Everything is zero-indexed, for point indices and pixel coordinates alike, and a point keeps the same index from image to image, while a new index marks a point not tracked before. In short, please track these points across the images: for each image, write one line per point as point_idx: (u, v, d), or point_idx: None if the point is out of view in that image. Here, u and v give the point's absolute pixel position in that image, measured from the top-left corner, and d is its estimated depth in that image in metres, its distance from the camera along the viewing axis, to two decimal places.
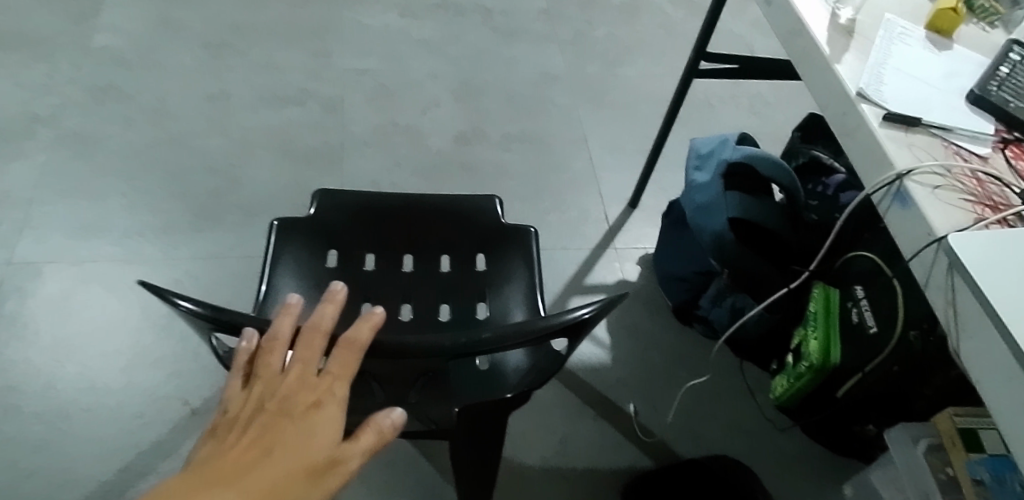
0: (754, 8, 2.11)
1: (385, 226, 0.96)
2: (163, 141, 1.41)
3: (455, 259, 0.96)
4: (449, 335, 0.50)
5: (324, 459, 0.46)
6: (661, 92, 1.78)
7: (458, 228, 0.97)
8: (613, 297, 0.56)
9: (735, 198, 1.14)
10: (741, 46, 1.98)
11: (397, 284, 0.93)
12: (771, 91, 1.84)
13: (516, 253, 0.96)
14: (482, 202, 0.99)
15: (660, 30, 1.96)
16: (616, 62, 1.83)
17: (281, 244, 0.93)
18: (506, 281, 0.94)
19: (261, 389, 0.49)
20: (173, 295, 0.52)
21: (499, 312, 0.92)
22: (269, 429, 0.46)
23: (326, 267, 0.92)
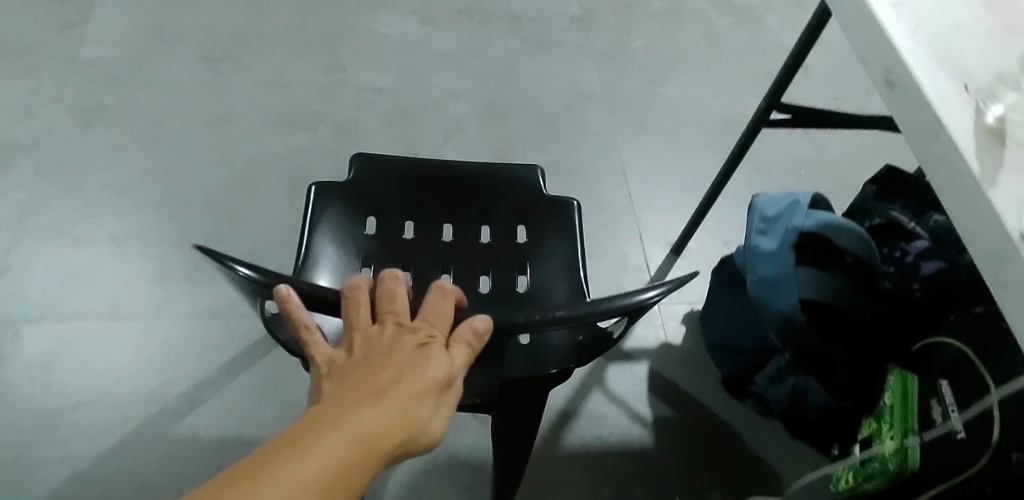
0: (805, 16, 1.93)
1: (425, 193, 0.94)
2: (159, 174, 1.27)
3: (495, 228, 0.93)
4: (518, 317, 0.50)
5: (440, 383, 0.48)
6: (706, 115, 1.62)
7: (498, 198, 0.95)
8: (683, 277, 0.53)
9: (807, 273, 1.00)
10: (793, 61, 1.80)
11: (435, 252, 0.91)
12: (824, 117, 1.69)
13: (557, 225, 0.94)
14: (522, 172, 0.97)
15: (704, 41, 1.78)
16: (656, 78, 1.66)
17: (319, 206, 0.91)
18: (548, 254, 0.92)
19: (359, 338, 0.50)
20: (226, 259, 0.50)
21: (540, 284, 0.89)
22: (385, 364, 0.47)
23: (364, 232, 0.91)
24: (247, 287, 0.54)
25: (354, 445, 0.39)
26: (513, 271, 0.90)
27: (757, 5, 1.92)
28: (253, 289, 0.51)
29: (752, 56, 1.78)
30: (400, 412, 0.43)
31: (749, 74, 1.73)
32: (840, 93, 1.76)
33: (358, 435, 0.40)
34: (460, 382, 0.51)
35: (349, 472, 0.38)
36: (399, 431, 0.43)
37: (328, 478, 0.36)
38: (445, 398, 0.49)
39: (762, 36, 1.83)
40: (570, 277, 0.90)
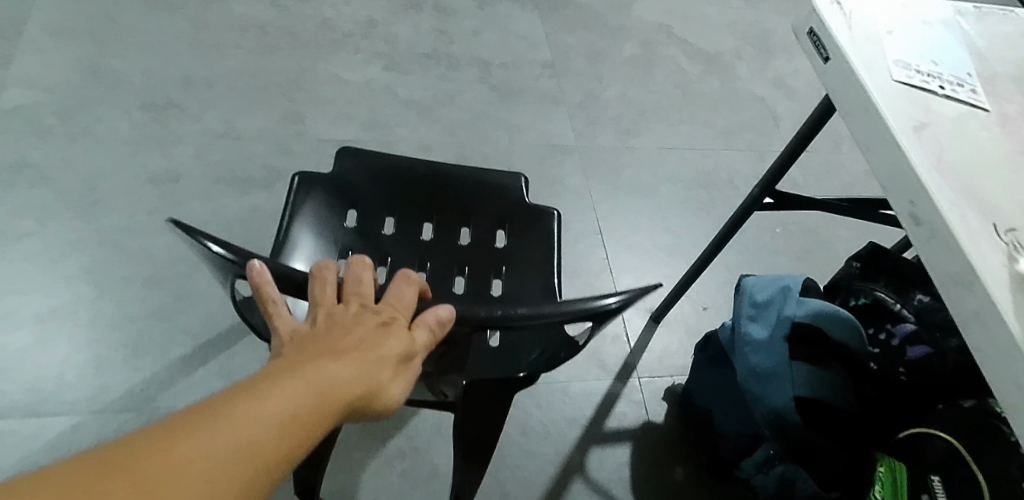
0: (773, 65, 1.93)
1: (409, 191, 0.98)
2: (92, 238, 1.14)
3: (475, 231, 0.97)
4: (483, 308, 0.52)
5: (400, 359, 0.47)
6: (679, 170, 1.59)
7: (481, 204, 0.99)
8: (646, 287, 0.54)
9: (802, 370, 0.97)
10: (764, 111, 1.79)
11: (414, 250, 0.94)
12: (796, 172, 1.68)
13: (536, 235, 0.98)
14: (506, 180, 1.01)
15: (676, 90, 1.75)
16: (630, 130, 1.62)
17: (305, 194, 0.95)
18: (525, 261, 0.95)
19: (322, 314, 0.49)
20: (198, 234, 0.51)
21: (513, 288, 0.92)
22: (343, 336, 0.46)
23: (346, 225, 0.94)
24: (220, 264, 0.56)
25: (305, 402, 0.38)
26: (488, 274, 0.93)
27: (728, 54, 1.90)
28: (224, 266, 0.53)
29: (724, 108, 1.76)
30: (358, 377, 0.43)
31: (721, 127, 1.71)
32: (810, 147, 1.75)
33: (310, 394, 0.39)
34: (419, 364, 0.50)
35: (296, 426, 0.36)
36: (354, 395, 0.42)
37: (273, 429, 0.35)
38: (404, 373, 0.48)
39: (733, 87, 1.82)
40: (544, 283, 0.93)
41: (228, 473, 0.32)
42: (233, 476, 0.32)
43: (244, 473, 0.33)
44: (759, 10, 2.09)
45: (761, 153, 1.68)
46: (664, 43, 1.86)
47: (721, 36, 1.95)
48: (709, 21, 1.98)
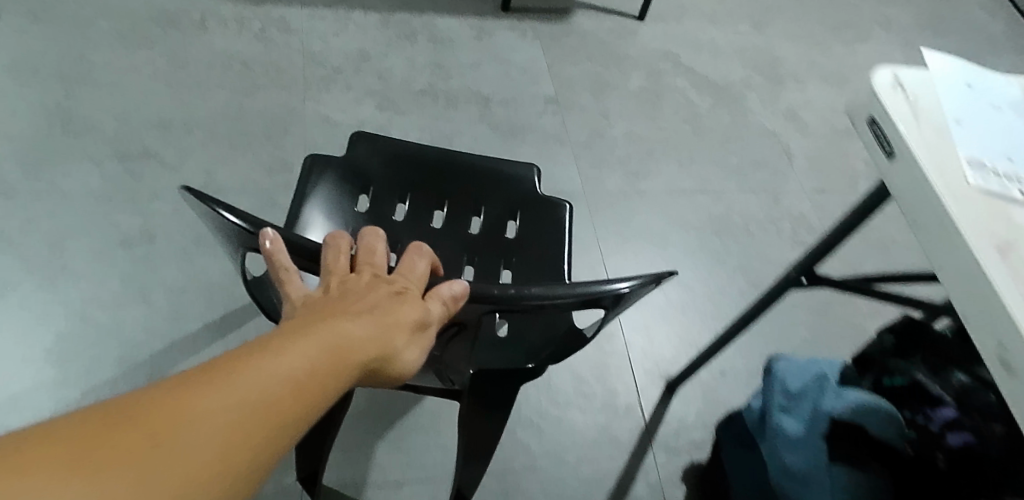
0: (785, 95, 1.84)
1: (422, 178, 1.01)
2: (56, 311, 1.03)
3: (486, 221, 0.99)
4: (499, 285, 0.56)
5: (414, 326, 0.52)
6: (691, 216, 1.50)
7: (493, 192, 1.00)
8: (661, 274, 0.60)
9: (842, 473, 0.88)
10: (777, 146, 1.70)
11: (423, 237, 0.97)
12: (813, 214, 1.59)
13: (545, 226, 0.99)
14: (520, 171, 1.03)
15: (685, 125, 1.66)
16: (638, 173, 1.53)
17: (318, 174, 0.98)
18: (535, 253, 0.96)
19: (335, 280, 0.54)
20: (218, 207, 0.58)
21: (521, 277, 0.94)
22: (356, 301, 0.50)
23: (355, 209, 0.97)
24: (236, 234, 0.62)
25: (325, 353, 0.42)
26: (496, 264, 0.95)
27: (738, 85, 1.81)
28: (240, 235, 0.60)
29: (736, 145, 1.67)
30: (375, 340, 0.47)
31: (734, 166, 1.62)
32: (826, 186, 1.67)
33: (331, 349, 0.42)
34: (430, 332, 0.55)
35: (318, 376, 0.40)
36: (370, 356, 0.46)
37: (298, 375, 0.39)
38: (417, 339, 0.53)
39: (745, 121, 1.73)
40: (550, 276, 0.94)
41: (258, 410, 0.36)
42: (263, 410, 0.36)
43: (272, 410, 0.36)
44: (769, 35, 2.00)
45: (775, 194, 1.60)
46: (672, 74, 1.76)
47: (731, 65, 1.85)
48: (718, 48, 1.89)
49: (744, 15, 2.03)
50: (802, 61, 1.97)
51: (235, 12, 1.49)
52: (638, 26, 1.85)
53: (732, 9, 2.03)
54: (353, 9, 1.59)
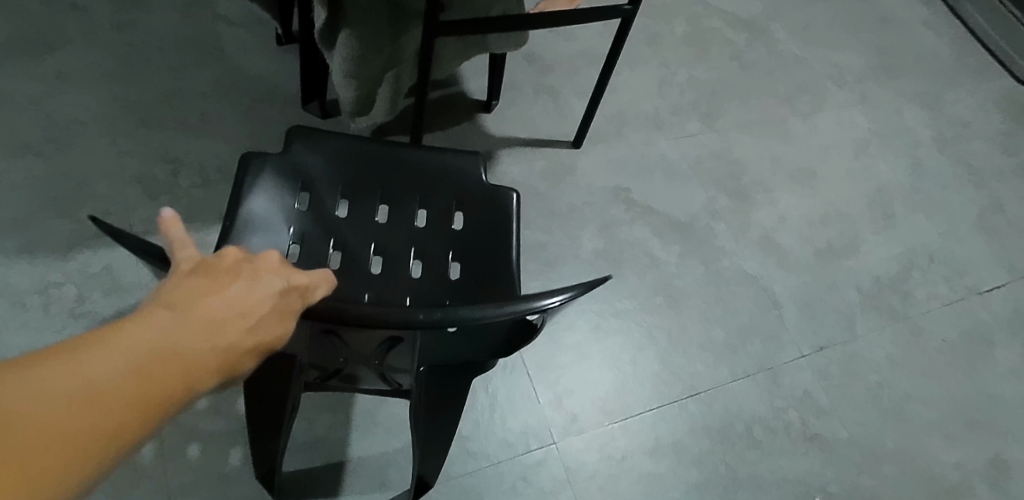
0: (757, 213, 1.56)
1: (366, 171, 0.90)
2: None
3: (432, 213, 0.90)
4: (423, 309, 0.50)
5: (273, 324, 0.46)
6: (687, 438, 1.21)
7: (440, 182, 0.91)
8: (594, 280, 0.57)
9: None
10: (762, 295, 1.43)
11: (368, 232, 0.89)
12: (817, 387, 1.35)
13: (496, 218, 0.91)
14: (464, 160, 0.93)
15: (657, 294, 1.36)
16: (614, 397, 1.21)
17: (253, 168, 0.87)
18: (486, 246, 0.89)
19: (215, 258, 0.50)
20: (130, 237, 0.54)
21: (474, 269, 0.88)
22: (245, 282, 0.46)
23: (295, 208, 0.87)
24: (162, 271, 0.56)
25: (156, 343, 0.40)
26: (443, 260, 0.88)
27: (703, 216, 1.51)
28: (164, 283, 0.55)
29: (718, 308, 1.38)
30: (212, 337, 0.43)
31: (721, 342, 1.33)
32: (824, 339, 1.42)
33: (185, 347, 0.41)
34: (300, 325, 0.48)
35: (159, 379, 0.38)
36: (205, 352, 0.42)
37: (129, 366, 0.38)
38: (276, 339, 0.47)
39: (720, 268, 1.43)
40: (501, 266, 0.88)
41: (73, 410, 0.34)
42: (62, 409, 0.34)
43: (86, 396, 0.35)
44: (722, 130, 1.69)
45: (773, 373, 1.33)
46: (626, 221, 1.44)
47: (691, 188, 1.54)
48: (671, 166, 1.57)
49: (690, 106, 1.72)
50: (764, 158, 1.68)
51: (36, 278, 1.09)
52: (575, 156, 1.51)
53: (675, 101, 1.71)
54: (208, 228, 1.20)
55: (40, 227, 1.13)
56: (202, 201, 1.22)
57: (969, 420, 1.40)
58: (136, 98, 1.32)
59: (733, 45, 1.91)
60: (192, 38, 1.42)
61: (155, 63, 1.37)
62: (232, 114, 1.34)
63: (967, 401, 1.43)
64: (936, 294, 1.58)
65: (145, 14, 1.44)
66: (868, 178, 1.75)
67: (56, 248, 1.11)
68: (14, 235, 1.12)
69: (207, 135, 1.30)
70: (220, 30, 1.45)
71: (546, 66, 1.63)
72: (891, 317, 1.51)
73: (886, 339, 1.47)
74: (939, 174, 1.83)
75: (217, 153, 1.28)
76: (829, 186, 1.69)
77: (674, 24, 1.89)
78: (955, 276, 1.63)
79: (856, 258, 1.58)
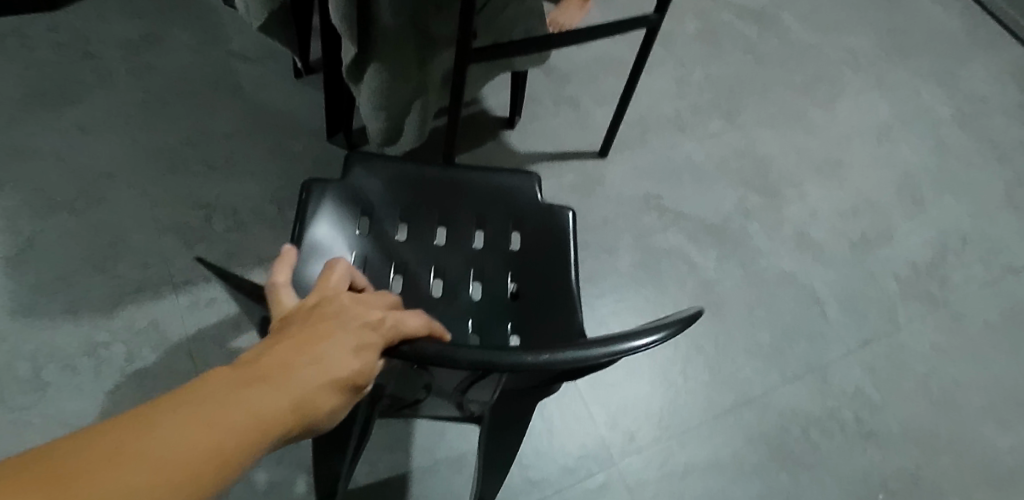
0: (788, 209, 1.55)
1: (423, 194, 0.90)
2: None
3: (490, 234, 0.89)
4: (532, 351, 0.47)
5: (351, 372, 0.48)
6: (745, 447, 1.20)
7: (496, 204, 0.91)
8: (687, 322, 0.56)
9: None
10: (802, 293, 1.42)
11: (426, 254, 0.87)
12: (867, 383, 1.34)
13: (553, 237, 0.89)
14: (519, 180, 0.92)
15: (700, 303, 1.35)
16: (669, 412, 1.20)
17: (315, 192, 0.88)
18: (546, 265, 0.87)
19: (315, 306, 0.53)
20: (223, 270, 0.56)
21: (536, 288, 0.86)
22: (327, 331, 0.49)
23: (356, 233, 0.86)
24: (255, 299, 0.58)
25: (245, 391, 0.42)
26: (503, 280, 0.86)
27: (736, 217, 1.49)
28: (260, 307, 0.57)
29: (761, 310, 1.37)
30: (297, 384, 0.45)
31: (767, 346, 1.32)
32: (868, 333, 1.41)
33: (257, 401, 0.42)
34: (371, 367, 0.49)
35: (238, 437, 0.40)
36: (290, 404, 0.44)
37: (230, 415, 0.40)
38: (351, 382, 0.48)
39: (758, 270, 1.42)
40: (563, 286, 0.86)
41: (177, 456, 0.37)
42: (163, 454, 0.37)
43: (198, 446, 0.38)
44: (744, 126, 1.68)
45: (822, 372, 1.32)
46: (660, 230, 1.43)
47: (720, 190, 1.53)
48: (699, 168, 1.55)
49: (710, 105, 1.70)
50: (788, 152, 1.67)
51: (82, 340, 1.08)
52: (602, 167, 1.50)
53: (695, 101, 1.70)
54: (248, 272, 1.18)
55: (82, 287, 1.12)
56: (239, 245, 1.21)
57: (1019, 402, 1.39)
58: (160, 143, 1.31)
59: (745, 38, 1.89)
60: (210, 78, 1.41)
61: (175, 106, 1.36)
62: (258, 152, 1.32)
63: (1015, 383, 1.42)
64: (972, 276, 1.57)
65: (160, 57, 1.43)
66: (893, 163, 1.74)
67: (100, 308, 1.11)
68: (56, 298, 1.11)
69: (236, 177, 1.28)
70: (236, 67, 1.44)
71: (563, 76, 1.62)
72: (932, 304, 1.50)
73: (928, 327, 1.46)
74: (963, 153, 1.81)
75: (248, 194, 1.27)
76: (855, 175, 1.68)
77: (685, 22, 1.88)
78: (989, 256, 1.62)
79: (891, 247, 1.57)
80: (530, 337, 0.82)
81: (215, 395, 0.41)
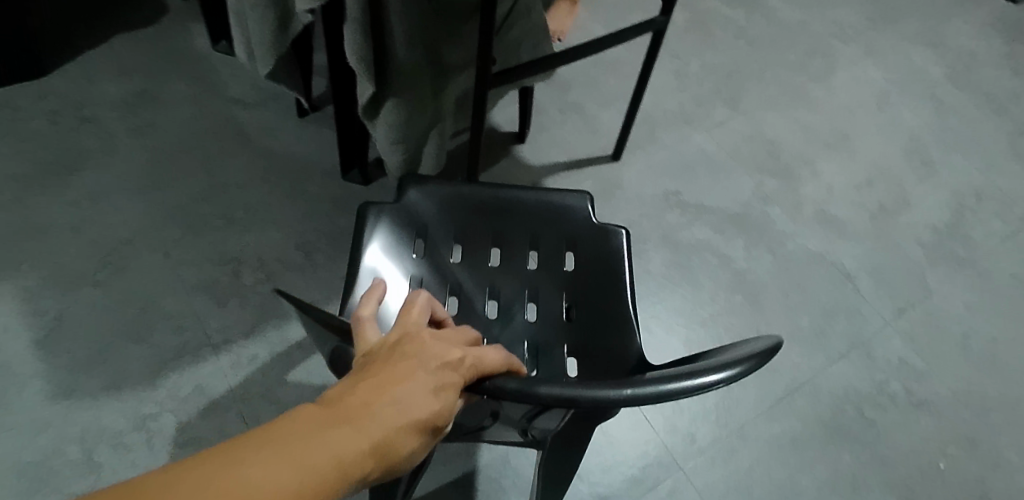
0: (804, 189, 1.55)
1: (477, 216, 0.89)
2: None
3: (543, 254, 0.87)
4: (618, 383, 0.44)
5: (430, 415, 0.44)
6: (804, 434, 1.20)
7: (550, 224, 0.89)
8: (772, 352, 0.53)
9: None
10: (833, 270, 1.42)
11: (481, 277, 0.86)
12: (910, 352, 1.34)
13: (608, 259, 0.87)
14: (571, 200, 0.91)
15: (736, 294, 1.35)
16: (724, 410, 1.20)
17: (372, 214, 0.87)
18: (603, 287, 0.86)
19: (396, 340, 0.51)
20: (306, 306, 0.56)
21: (594, 311, 0.84)
22: (407, 371, 0.46)
23: (413, 257, 0.85)
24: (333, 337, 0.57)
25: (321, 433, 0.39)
26: (558, 302, 0.84)
27: (756, 203, 1.49)
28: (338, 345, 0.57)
29: (796, 293, 1.37)
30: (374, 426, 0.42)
31: (808, 329, 1.33)
32: (903, 302, 1.41)
33: (339, 442, 0.39)
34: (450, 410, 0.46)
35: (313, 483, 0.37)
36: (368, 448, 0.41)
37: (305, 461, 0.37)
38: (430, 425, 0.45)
39: (787, 253, 1.42)
40: (621, 308, 0.84)
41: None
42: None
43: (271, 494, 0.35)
44: (748, 111, 1.68)
45: (866, 347, 1.32)
46: (685, 226, 1.43)
47: (736, 178, 1.53)
48: (712, 159, 1.55)
49: (712, 94, 1.70)
50: (795, 131, 1.67)
51: (130, 415, 1.06)
52: (617, 170, 1.49)
53: (696, 92, 1.70)
54: (286, 323, 1.17)
55: (120, 360, 1.10)
56: (272, 297, 1.19)
57: None
58: (174, 202, 1.28)
59: (734, 23, 1.89)
60: (213, 129, 1.39)
61: (183, 162, 1.34)
62: (274, 199, 1.30)
63: None
64: (992, 231, 1.58)
65: (159, 113, 1.40)
66: (898, 129, 1.75)
67: (143, 379, 1.09)
68: (96, 375, 1.09)
69: (257, 228, 1.26)
70: (238, 115, 1.41)
71: (565, 83, 1.61)
72: (958, 264, 1.51)
73: (960, 288, 1.46)
74: (962, 110, 1.83)
75: (273, 244, 1.25)
76: (863, 145, 1.69)
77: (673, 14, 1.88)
78: (1005, 208, 1.63)
79: (910, 213, 1.57)
80: (590, 361, 0.80)
81: (294, 436, 0.39)
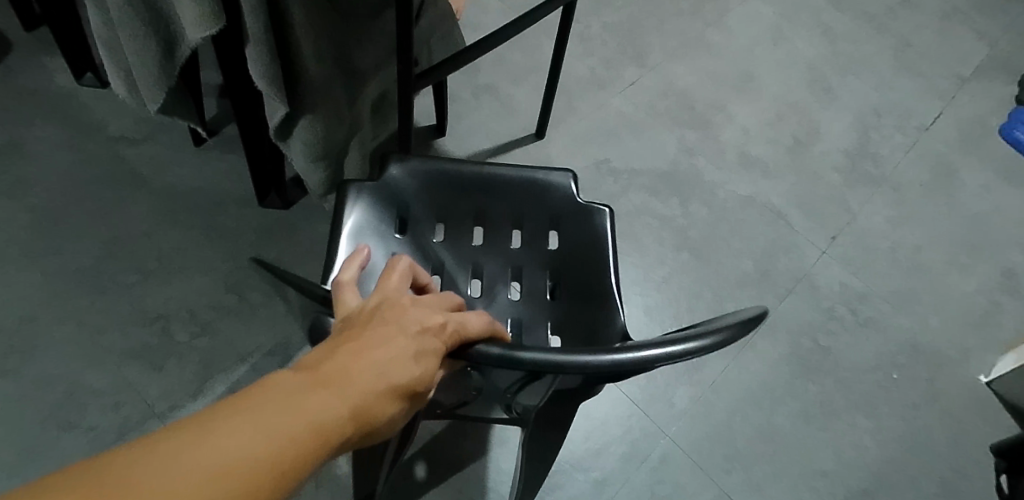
0: (723, 135, 1.58)
1: (460, 194, 0.85)
2: None
3: (528, 233, 0.85)
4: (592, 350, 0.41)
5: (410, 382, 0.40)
6: (770, 374, 1.24)
7: (535, 202, 0.86)
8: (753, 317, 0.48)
9: None
10: (765, 209, 1.46)
11: (464, 254, 0.83)
12: (848, 275, 1.41)
13: (592, 239, 0.84)
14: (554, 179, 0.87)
15: (682, 252, 1.37)
16: (694, 366, 1.22)
17: (354, 189, 0.84)
18: (589, 265, 0.83)
19: (375, 301, 0.46)
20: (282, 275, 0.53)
21: (580, 287, 0.81)
22: (384, 332, 0.41)
23: (395, 236, 0.82)
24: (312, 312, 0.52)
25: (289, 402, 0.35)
26: (542, 279, 0.82)
27: (682, 158, 1.51)
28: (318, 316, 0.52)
29: (736, 239, 1.40)
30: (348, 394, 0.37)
31: (754, 272, 1.37)
32: (832, 229, 1.47)
33: (308, 413, 0.35)
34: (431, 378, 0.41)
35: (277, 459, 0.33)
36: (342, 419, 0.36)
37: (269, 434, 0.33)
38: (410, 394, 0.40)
39: (720, 203, 1.45)
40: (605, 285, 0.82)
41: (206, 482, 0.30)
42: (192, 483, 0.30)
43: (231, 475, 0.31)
44: (656, 66, 1.69)
45: (808, 279, 1.38)
46: (619, 193, 1.43)
47: (659, 136, 1.54)
48: (632, 120, 1.55)
49: (619, 54, 1.69)
50: (704, 79, 1.69)
51: None
52: (544, 147, 1.47)
53: (604, 54, 1.68)
54: (234, 374, 1.09)
55: (55, 452, 1.00)
56: (213, 349, 1.10)
57: (971, 246, 1.51)
58: (75, 265, 1.15)
59: None
60: (101, 175, 1.25)
61: (75, 217, 1.20)
62: (189, 240, 1.20)
63: (962, 231, 1.53)
64: (896, 145, 1.67)
65: (33, 166, 1.25)
66: (796, 61, 1.80)
67: None
68: (30, 474, 0.98)
69: (178, 275, 1.16)
70: (126, 154, 1.28)
71: (472, 65, 1.56)
72: (873, 183, 1.59)
73: (879, 205, 1.54)
74: (848, 33, 1.91)
75: (199, 290, 1.15)
76: (768, 83, 1.73)
77: None
78: (903, 121, 1.72)
79: (822, 142, 1.64)
80: (577, 337, 0.78)
81: (261, 405, 0.34)
